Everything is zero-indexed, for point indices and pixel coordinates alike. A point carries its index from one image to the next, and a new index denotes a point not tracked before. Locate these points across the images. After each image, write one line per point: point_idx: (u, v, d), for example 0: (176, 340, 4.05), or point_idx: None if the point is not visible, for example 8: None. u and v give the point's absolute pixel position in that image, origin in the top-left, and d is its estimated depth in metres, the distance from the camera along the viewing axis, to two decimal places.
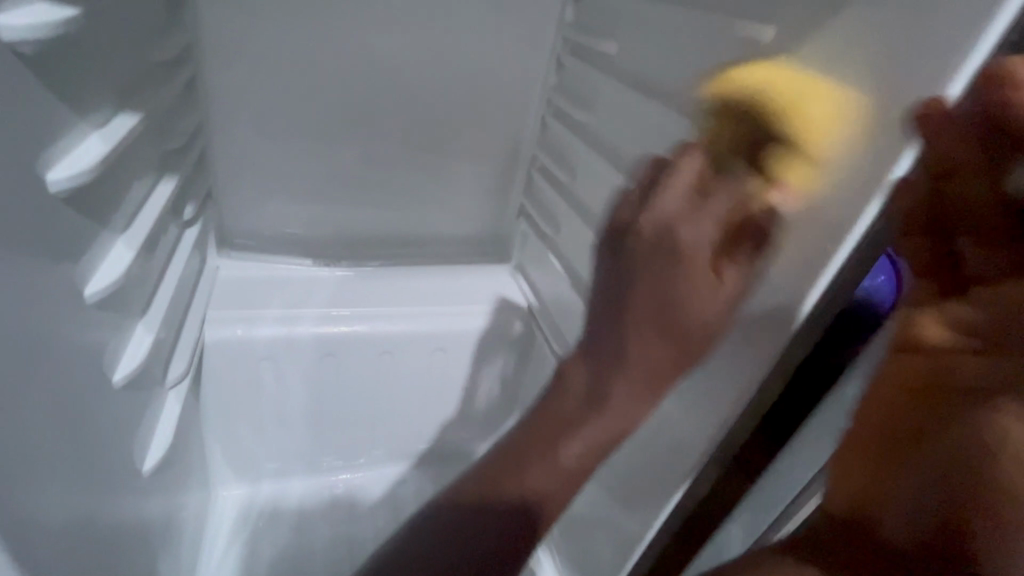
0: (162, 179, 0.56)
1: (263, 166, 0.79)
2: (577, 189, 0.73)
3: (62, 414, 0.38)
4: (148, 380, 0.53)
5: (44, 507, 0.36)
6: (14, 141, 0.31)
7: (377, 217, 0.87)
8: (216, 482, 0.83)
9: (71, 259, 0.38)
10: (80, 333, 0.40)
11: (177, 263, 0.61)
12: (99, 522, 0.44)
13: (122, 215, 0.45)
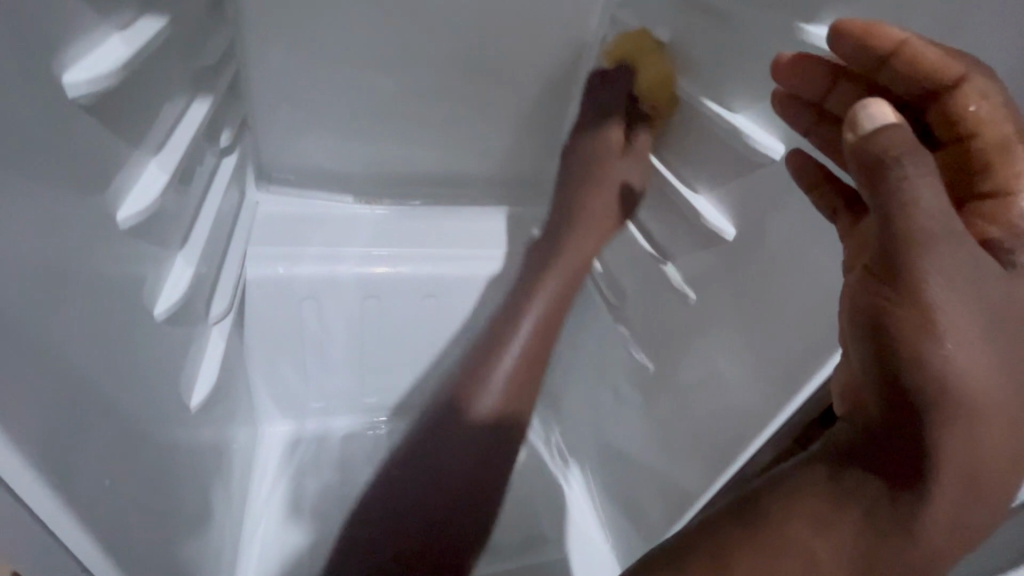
0: (196, 99, 0.51)
1: (299, 94, 0.74)
2: (642, 120, 0.66)
3: (98, 346, 0.35)
4: (193, 315, 0.51)
5: (85, 438, 0.34)
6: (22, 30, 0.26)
7: (420, 152, 0.81)
8: (262, 419, 0.83)
9: (100, 179, 0.34)
10: (114, 261, 0.37)
11: (215, 193, 0.57)
12: (150, 453, 0.43)
13: (154, 134, 0.42)
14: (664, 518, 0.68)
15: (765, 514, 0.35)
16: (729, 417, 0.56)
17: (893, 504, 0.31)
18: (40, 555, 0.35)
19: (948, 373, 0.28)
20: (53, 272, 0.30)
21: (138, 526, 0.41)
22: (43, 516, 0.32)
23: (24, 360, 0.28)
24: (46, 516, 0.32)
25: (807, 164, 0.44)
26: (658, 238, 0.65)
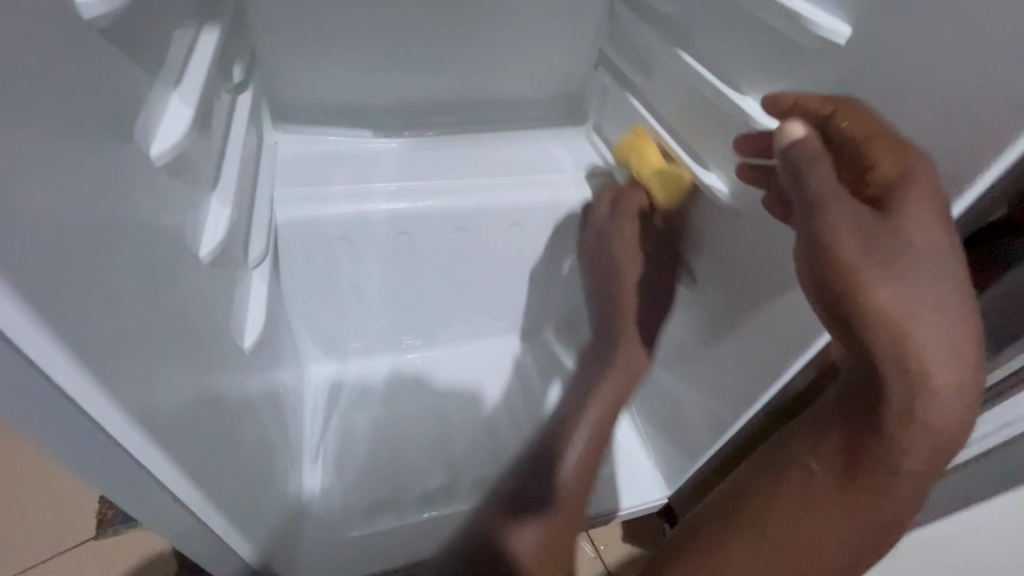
0: (207, 28, 0.48)
1: (303, 24, 0.69)
2: (682, 20, 0.61)
3: (154, 283, 0.35)
4: (233, 259, 0.51)
5: (156, 371, 0.35)
6: None
7: (438, 79, 0.77)
8: (306, 361, 0.85)
9: (128, 110, 0.33)
10: (157, 202, 0.36)
11: (239, 131, 0.55)
12: (216, 390, 0.45)
13: (172, 66, 0.39)
14: (711, 431, 0.70)
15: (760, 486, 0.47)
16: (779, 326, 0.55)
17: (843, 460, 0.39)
18: (126, 488, 0.36)
19: (884, 310, 0.34)
20: (108, 212, 0.30)
21: (215, 456, 0.44)
22: (121, 448, 0.33)
23: (95, 301, 0.29)
24: (125, 447, 0.34)
25: (875, 49, 0.40)
26: (699, 150, 0.62)
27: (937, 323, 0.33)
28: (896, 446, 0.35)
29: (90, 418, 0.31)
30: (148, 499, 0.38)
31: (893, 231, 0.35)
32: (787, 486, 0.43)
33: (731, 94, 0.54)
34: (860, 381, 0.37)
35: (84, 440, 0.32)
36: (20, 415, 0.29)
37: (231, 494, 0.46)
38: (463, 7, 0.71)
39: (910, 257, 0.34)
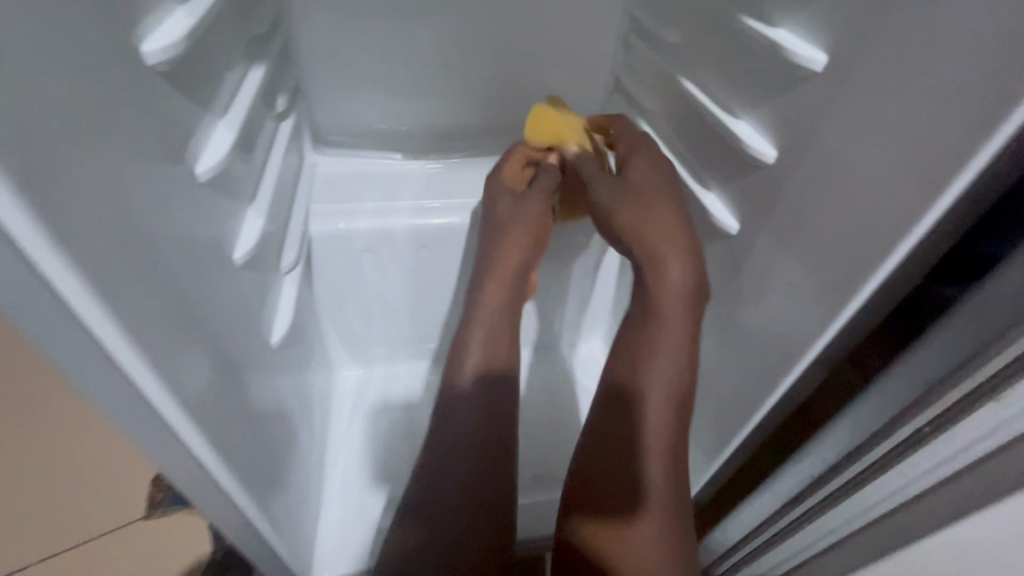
0: (252, 68, 0.56)
1: (341, 61, 0.77)
2: (684, 51, 0.65)
3: (195, 283, 0.42)
4: (266, 265, 0.57)
5: (196, 362, 0.41)
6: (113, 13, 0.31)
7: (462, 106, 0.83)
8: (335, 365, 0.92)
9: (180, 137, 0.40)
10: (202, 213, 0.43)
11: (278, 154, 0.63)
12: (246, 381, 0.51)
13: (220, 100, 0.47)
14: (715, 445, 0.71)
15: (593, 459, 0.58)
16: (777, 336, 0.57)
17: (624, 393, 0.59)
18: (175, 471, 0.42)
19: (665, 292, 0.59)
20: (160, 224, 0.36)
21: (245, 440, 0.49)
22: (179, 434, 0.39)
23: (147, 299, 0.34)
24: (181, 434, 0.39)
25: (851, 79, 0.43)
26: (702, 172, 0.65)
27: (677, 262, 0.59)
28: (665, 361, 0.57)
29: (150, 406, 0.36)
30: (192, 482, 0.43)
31: (659, 261, 0.60)
32: (613, 436, 0.58)
33: (725, 118, 0.57)
34: (626, 336, 0.61)
35: (152, 428, 0.37)
36: (100, 406, 0.35)
37: (263, 478, 0.53)
38: (485, 42, 0.77)
39: (677, 232, 0.60)
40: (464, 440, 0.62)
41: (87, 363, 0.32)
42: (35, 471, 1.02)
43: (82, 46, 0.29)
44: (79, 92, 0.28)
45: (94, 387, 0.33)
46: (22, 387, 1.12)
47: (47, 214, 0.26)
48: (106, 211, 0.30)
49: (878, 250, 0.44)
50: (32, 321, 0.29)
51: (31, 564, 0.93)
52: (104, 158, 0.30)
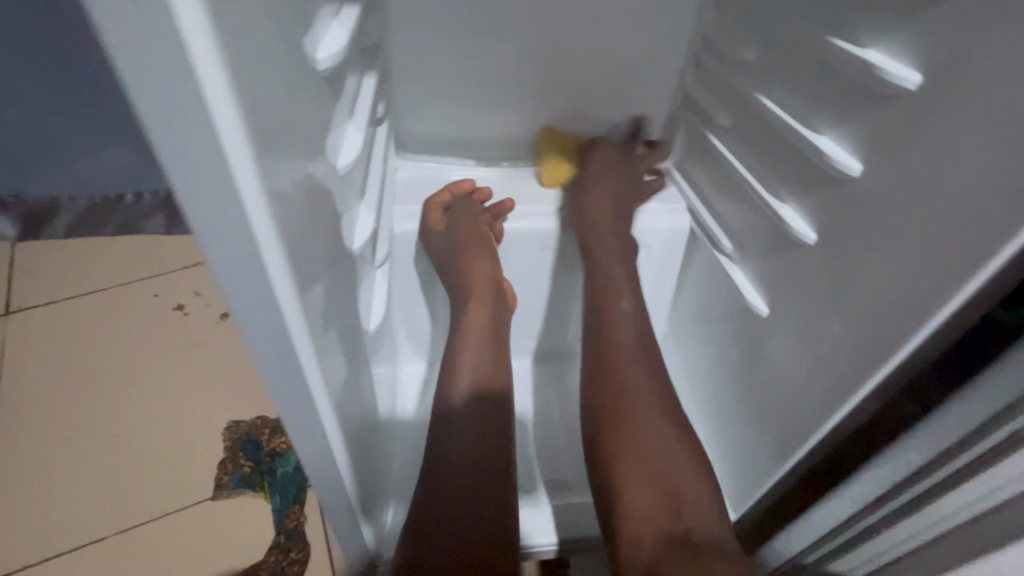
0: (366, 76, 0.62)
1: (427, 73, 0.82)
2: (760, 70, 0.68)
3: (334, 266, 0.47)
4: (369, 258, 0.62)
5: (330, 334, 0.46)
6: (302, 27, 0.36)
7: (537, 117, 0.89)
8: (399, 360, 0.96)
9: (329, 135, 0.45)
10: (339, 203, 0.48)
11: (378, 155, 0.67)
12: (353, 359, 0.56)
13: (348, 102, 0.51)
14: (773, 448, 0.74)
15: (599, 448, 0.67)
16: (849, 345, 0.59)
17: (597, 376, 0.72)
18: (305, 429, 0.47)
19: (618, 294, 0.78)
20: (319, 211, 0.42)
21: (349, 411, 0.55)
22: (312, 395, 0.44)
23: (310, 275, 0.40)
24: (313, 394, 0.44)
25: (941, 99, 0.46)
26: (775, 184, 0.68)
27: (627, 298, 0.78)
28: (635, 370, 0.71)
29: (301, 369, 0.41)
30: (313, 440, 0.49)
31: (609, 267, 0.80)
32: (603, 423, 0.68)
33: (807, 133, 0.60)
34: (591, 343, 0.76)
35: (297, 388, 0.43)
36: (263, 365, 0.40)
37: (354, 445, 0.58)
38: (562, 59, 0.83)
39: (619, 277, 0.79)
40: (467, 447, 0.66)
41: (264, 328, 0.37)
42: (103, 448, 1.06)
43: (285, 55, 0.34)
44: (283, 94, 0.33)
45: (265, 348, 0.39)
46: (86, 365, 1.15)
47: (265, 184, 0.31)
48: (293, 196, 0.35)
49: (962, 261, 0.46)
50: (230, 278, 0.34)
51: (108, 536, 0.97)
52: (293, 150, 0.36)
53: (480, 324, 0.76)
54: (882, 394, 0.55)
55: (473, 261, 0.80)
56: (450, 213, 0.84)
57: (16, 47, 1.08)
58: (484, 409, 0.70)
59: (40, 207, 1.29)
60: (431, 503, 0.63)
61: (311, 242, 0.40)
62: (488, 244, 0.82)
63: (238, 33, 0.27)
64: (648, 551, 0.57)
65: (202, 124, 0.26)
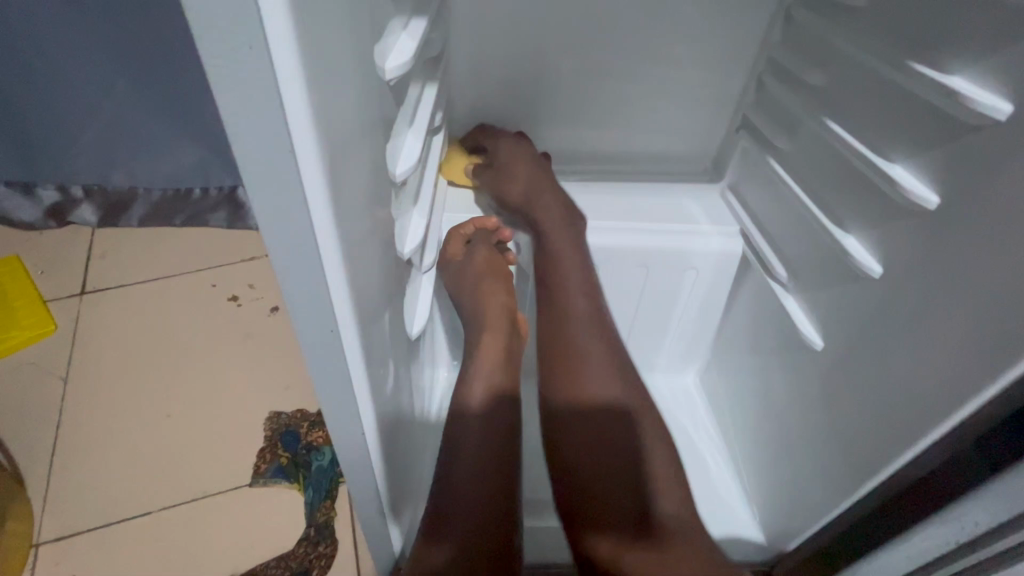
0: (427, 86, 0.63)
1: (484, 86, 0.84)
2: (828, 93, 0.66)
3: (385, 269, 0.48)
4: (415, 263, 0.63)
5: (376, 336, 0.47)
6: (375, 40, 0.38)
7: (589, 133, 0.89)
8: (438, 363, 0.96)
9: (390, 142, 0.46)
10: (393, 207, 0.49)
11: (432, 162, 0.68)
12: (394, 362, 0.57)
13: (409, 110, 0.53)
14: (820, 491, 0.69)
15: (559, 426, 0.69)
16: (911, 388, 0.55)
17: (553, 345, 0.74)
18: (345, 426, 0.48)
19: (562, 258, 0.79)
20: (375, 216, 0.43)
21: (387, 413, 0.56)
22: (355, 395, 0.45)
23: (363, 278, 0.41)
24: (357, 394, 0.45)
25: None
26: (838, 212, 0.65)
27: (581, 294, 0.77)
28: (596, 364, 0.71)
29: (347, 370, 0.42)
30: (352, 438, 0.50)
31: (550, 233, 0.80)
32: (560, 398, 0.70)
33: (878, 162, 0.57)
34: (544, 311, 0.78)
35: (342, 387, 0.44)
36: (313, 362, 0.41)
37: (390, 446, 0.58)
38: (620, 77, 0.82)
39: (575, 269, 0.79)
40: (479, 470, 0.65)
41: (317, 327, 0.38)
42: (156, 427, 1.12)
43: (358, 65, 0.35)
44: (354, 102, 0.35)
45: (315, 346, 0.40)
46: (145, 347, 1.22)
47: (328, 183, 0.32)
48: (354, 199, 0.37)
49: None
50: (289, 274, 0.35)
51: (151, 512, 1.02)
52: (358, 157, 0.37)
53: (495, 354, 0.74)
54: (937, 454, 0.52)
55: (490, 291, 0.79)
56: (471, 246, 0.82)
57: (112, 50, 1.18)
58: (494, 416, 0.70)
59: (118, 197, 1.38)
60: (443, 521, 0.63)
61: (368, 243, 0.41)
62: (505, 274, 0.81)
63: (318, 44, 0.28)
64: (612, 536, 0.61)
65: (278, 124, 0.28)
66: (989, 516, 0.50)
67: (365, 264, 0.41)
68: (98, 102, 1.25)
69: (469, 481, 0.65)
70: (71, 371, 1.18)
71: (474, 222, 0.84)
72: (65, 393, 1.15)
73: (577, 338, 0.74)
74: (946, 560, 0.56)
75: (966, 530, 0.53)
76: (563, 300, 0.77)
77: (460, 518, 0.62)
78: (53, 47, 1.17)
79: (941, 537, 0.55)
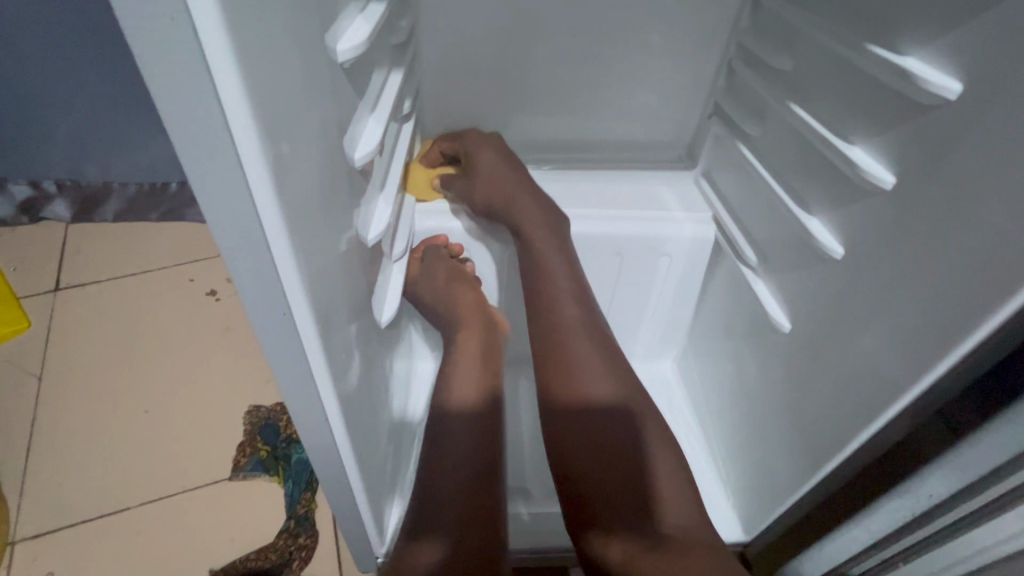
0: (393, 72, 0.63)
1: (457, 74, 0.83)
2: (795, 78, 0.66)
3: (346, 258, 0.48)
4: (383, 251, 0.63)
5: (338, 326, 0.47)
6: (323, 22, 0.38)
7: (563, 122, 0.89)
8: (417, 355, 0.96)
9: (347, 126, 0.46)
10: (353, 194, 0.49)
11: (401, 149, 0.67)
12: (362, 352, 0.57)
13: (370, 94, 0.52)
14: (791, 472, 0.70)
15: (559, 436, 0.68)
16: (875, 368, 0.55)
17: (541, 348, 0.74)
18: (309, 416, 0.48)
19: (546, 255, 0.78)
20: (331, 202, 0.42)
21: (355, 403, 0.55)
22: (317, 385, 0.45)
23: (319, 265, 0.40)
24: (319, 384, 0.45)
25: (981, 111, 0.43)
26: (805, 196, 0.65)
27: (571, 301, 0.76)
28: (588, 366, 0.70)
29: (306, 360, 0.42)
30: (317, 427, 0.50)
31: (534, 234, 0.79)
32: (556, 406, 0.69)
33: (840, 145, 0.58)
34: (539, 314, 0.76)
35: (302, 377, 0.43)
36: (270, 353, 0.41)
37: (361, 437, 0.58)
38: (593, 64, 0.82)
39: (564, 296, 0.76)
40: (461, 464, 0.65)
41: (272, 316, 0.38)
42: (134, 425, 1.10)
43: (305, 46, 0.35)
44: (302, 84, 0.34)
45: (271, 336, 0.39)
46: (125, 343, 1.21)
47: (275, 166, 0.31)
48: (304, 185, 0.36)
49: (1002, 282, 0.43)
50: (237, 258, 0.34)
51: (131, 507, 1.01)
52: (309, 141, 0.37)
53: (478, 359, 0.75)
54: (903, 424, 0.53)
55: (458, 293, 0.79)
56: (427, 263, 0.82)
57: (80, 39, 1.15)
58: (477, 416, 0.70)
59: (92, 191, 1.36)
60: (427, 513, 0.63)
61: (322, 229, 0.40)
62: (467, 275, 0.82)
63: (257, 23, 0.28)
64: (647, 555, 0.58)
65: (210, 104, 0.27)
66: (950, 482, 0.50)
67: (322, 250, 0.41)
68: (68, 94, 1.22)
69: (456, 479, 0.64)
70: (47, 369, 1.16)
71: (433, 240, 0.85)
72: (41, 392, 1.13)
73: (564, 338, 0.73)
74: (918, 532, 0.55)
75: (930, 498, 0.52)
76: (552, 302, 0.76)
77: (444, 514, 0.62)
78: (18, 36, 1.14)
79: (905, 507, 0.55)
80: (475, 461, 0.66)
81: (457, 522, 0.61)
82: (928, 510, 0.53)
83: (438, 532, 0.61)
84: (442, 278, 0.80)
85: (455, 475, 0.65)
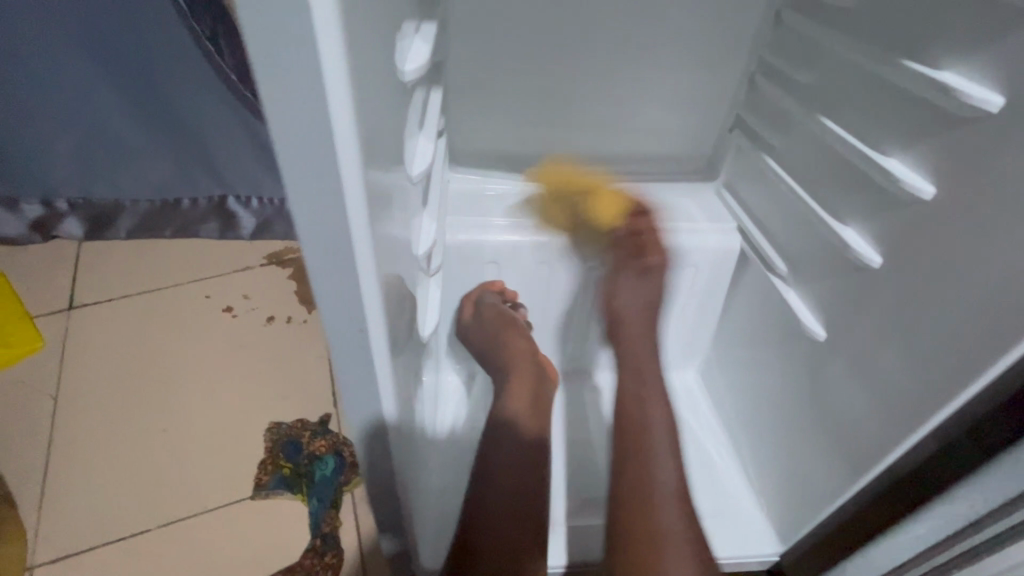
0: (433, 89, 0.63)
1: (483, 89, 0.85)
2: (823, 91, 0.68)
3: (402, 272, 0.48)
4: (424, 267, 0.63)
5: (396, 341, 0.47)
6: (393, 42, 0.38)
7: (587, 135, 0.90)
8: (442, 368, 0.96)
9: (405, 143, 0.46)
10: (408, 209, 0.49)
11: (438, 165, 0.67)
12: (409, 367, 0.57)
13: (419, 111, 0.53)
14: (826, 479, 0.71)
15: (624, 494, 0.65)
16: (916, 374, 0.56)
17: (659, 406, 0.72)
18: (367, 430, 0.48)
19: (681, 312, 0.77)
20: (394, 218, 0.43)
21: (404, 418, 0.55)
22: (379, 399, 0.45)
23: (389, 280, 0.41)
24: (381, 399, 0.45)
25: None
26: (836, 205, 0.67)
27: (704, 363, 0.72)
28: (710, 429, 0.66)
29: (373, 375, 0.42)
30: (373, 442, 0.50)
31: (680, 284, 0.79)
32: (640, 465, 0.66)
33: (875, 156, 0.59)
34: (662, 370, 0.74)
35: (366, 391, 0.44)
36: (338, 368, 0.41)
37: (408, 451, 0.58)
38: (617, 79, 0.84)
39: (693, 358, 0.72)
40: (505, 483, 0.66)
41: (346, 331, 0.38)
42: (152, 444, 1.09)
43: (383, 66, 0.36)
44: (382, 102, 0.35)
45: (341, 350, 0.40)
46: (140, 361, 1.19)
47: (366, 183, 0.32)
48: (380, 201, 0.37)
49: None
50: (317, 271, 0.34)
51: (151, 529, 1.00)
52: (385, 157, 0.37)
53: (525, 402, 0.76)
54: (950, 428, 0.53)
55: (510, 340, 0.83)
56: (482, 307, 0.86)
57: (95, 57, 1.15)
58: (519, 446, 0.70)
59: (104, 209, 1.36)
60: (470, 535, 0.62)
61: (390, 244, 0.41)
62: (518, 324, 0.86)
63: (358, 43, 0.28)
64: None
65: (313, 117, 0.27)
66: (993, 492, 0.50)
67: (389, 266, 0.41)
68: (81, 113, 1.22)
69: (499, 501, 0.65)
70: (62, 389, 1.15)
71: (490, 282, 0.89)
72: (57, 411, 1.12)
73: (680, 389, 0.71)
74: (959, 543, 0.55)
75: (972, 508, 0.52)
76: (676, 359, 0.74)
77: (485, 538, 0.62)
78: (33, 55, 1.14)
79: (946, 518, 0.55)
80: (512, 483, 0.66)
81: (502, 537, 0.62)
82: (971, 520, 0.53)
83: (483, 557, 0.60)
84: (492, 322, 0.85)
85: (499, 501, 0.65)
